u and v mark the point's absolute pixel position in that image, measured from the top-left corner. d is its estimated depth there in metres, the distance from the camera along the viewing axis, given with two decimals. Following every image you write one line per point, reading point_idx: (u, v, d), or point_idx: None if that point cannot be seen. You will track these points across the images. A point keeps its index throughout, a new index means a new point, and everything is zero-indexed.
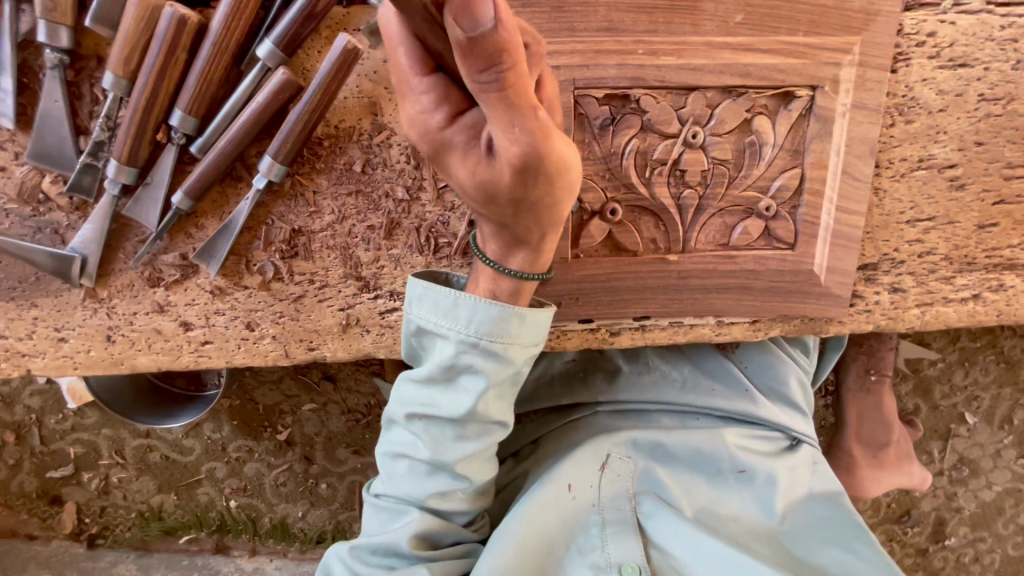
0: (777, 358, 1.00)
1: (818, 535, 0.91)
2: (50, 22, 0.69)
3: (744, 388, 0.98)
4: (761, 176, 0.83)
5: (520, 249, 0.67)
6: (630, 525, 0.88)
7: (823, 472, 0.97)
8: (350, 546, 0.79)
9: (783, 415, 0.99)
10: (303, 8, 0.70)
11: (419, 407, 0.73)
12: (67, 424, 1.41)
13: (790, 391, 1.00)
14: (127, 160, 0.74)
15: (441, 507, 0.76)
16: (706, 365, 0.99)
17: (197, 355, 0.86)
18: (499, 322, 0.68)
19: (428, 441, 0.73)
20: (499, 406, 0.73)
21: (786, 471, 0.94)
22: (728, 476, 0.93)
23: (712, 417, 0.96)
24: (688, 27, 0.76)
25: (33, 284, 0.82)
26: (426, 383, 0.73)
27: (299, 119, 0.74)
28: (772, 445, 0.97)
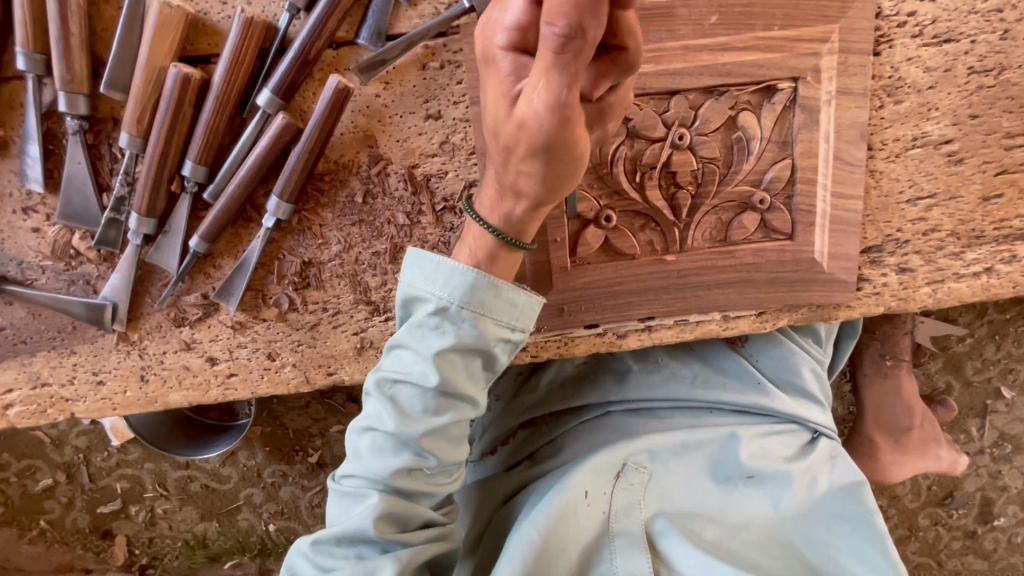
0: (787, 349, 1.00)
1: (831, 538, 0.90)
2: (69, 92, 0.75)
3: (757, 380, 0.98)
4: (751, 170, 0.83)
5: (511, 212, 0.67)
6: (639, 540, 0.85)
7: (844, 465, 0.95)
8: (312, 540, 0.72)
9: (798, 409, 0.98)
10: (297, 57, 0.75)
11: (389, 377, 0.70)
12: (113, 461, 1.49)
13: (803, 381, 1.00)
14: (147, 212, 0.80)
15: (407, 487, 0.71)
16: (715, 360, 1.01)
17: (224, 388, 0.91)
18: (473, 288, 0.67)
19: (393, 411, 0.69)
20: (467, 383, 0.70)
21: (802, 472, 0.92)
22: (742, 480, 0.91)
23: (724, 412, 0.97)
24: (664, 33, 0.78)
25: (70, 333, 0.87)
26: (403, 350, 0.70)
27: (299, 159, 0.78)
28: (787, 442, 0.96)
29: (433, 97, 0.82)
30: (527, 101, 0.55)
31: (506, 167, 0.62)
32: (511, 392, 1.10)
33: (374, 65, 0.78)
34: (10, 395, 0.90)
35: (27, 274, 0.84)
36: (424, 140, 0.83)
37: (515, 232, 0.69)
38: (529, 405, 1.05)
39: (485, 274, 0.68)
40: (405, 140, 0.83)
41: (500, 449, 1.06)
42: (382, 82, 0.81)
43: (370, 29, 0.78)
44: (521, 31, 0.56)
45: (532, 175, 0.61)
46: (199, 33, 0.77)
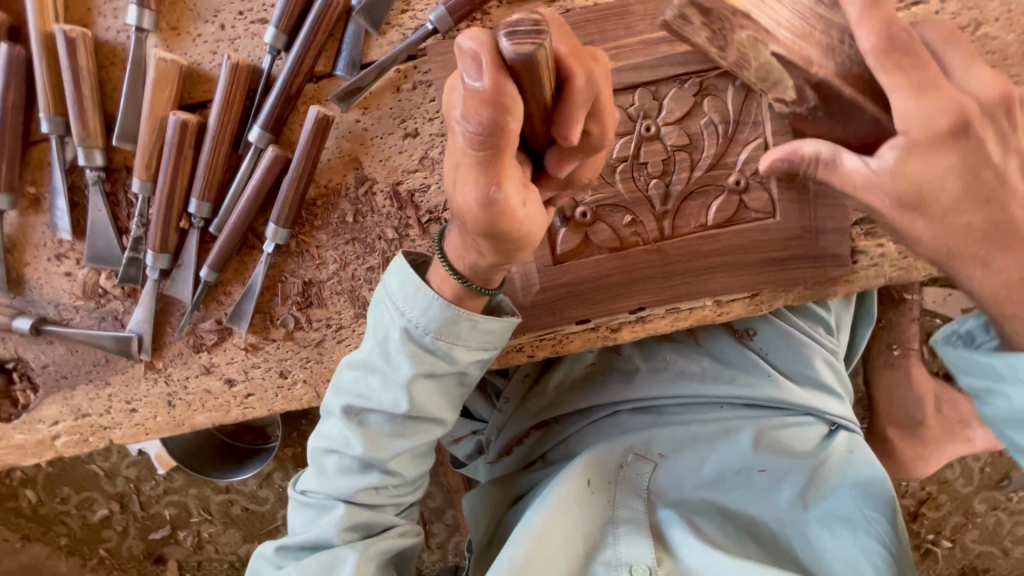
0: (797, 338, 0.97)
1: (833, 542, 0.83)
2: (86, 148, 0.83)
3: (766, 372, 0.95)
4: (724, 153, 0.84)
5: (473, 263, 0.61)
6: (643, 528, 0.85)
7: (861, 459, 0.91)
8: (276, 545, 0.75)
9: (810, 403, 0.95)
10: (282, 93, 0.82)
11: (355, 400, 0.71)
12: (161, 489, 1.59)
13: (816, 369, 0.97)
14: (161, 248, 0.87)
15: (372, 501, 0.74)
16: (724, 354, 0.98)
17: (243, 408, 0.97)
18: (439, 317, 0.65)
19: (359, 436, 0.71)
20: (437, 406, 0.71)
21: (812, 471, 0.88)
22: (751, 473, 0.89)
23: (735, 407, 0.94)
24: (622, 31, 0.81)
25: (104, 366, 0.95)
26: (369, 377, 0.70)
27: (290, 186, 0.84)
28: (800, 437, 0.93)
29: (409, 117, 0.87)
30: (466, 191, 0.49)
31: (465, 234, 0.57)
32: (522, 395, 1.07)
33: (351, 93, 0.83)
34: (57, 427, 0.98)
35: (64, 314, 0.93)
36: (404, 158, 0.88)
37: (483, 279, 0.63)
38: (543, 408, 1.03)
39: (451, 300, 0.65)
40: (388, 159, 0.88)
41: (515, 451, 1.06)
42: (361, 108, 0.87)
43: (345, 61, 0.84)
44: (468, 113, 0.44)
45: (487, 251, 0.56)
46: (194, 82, 0.85)
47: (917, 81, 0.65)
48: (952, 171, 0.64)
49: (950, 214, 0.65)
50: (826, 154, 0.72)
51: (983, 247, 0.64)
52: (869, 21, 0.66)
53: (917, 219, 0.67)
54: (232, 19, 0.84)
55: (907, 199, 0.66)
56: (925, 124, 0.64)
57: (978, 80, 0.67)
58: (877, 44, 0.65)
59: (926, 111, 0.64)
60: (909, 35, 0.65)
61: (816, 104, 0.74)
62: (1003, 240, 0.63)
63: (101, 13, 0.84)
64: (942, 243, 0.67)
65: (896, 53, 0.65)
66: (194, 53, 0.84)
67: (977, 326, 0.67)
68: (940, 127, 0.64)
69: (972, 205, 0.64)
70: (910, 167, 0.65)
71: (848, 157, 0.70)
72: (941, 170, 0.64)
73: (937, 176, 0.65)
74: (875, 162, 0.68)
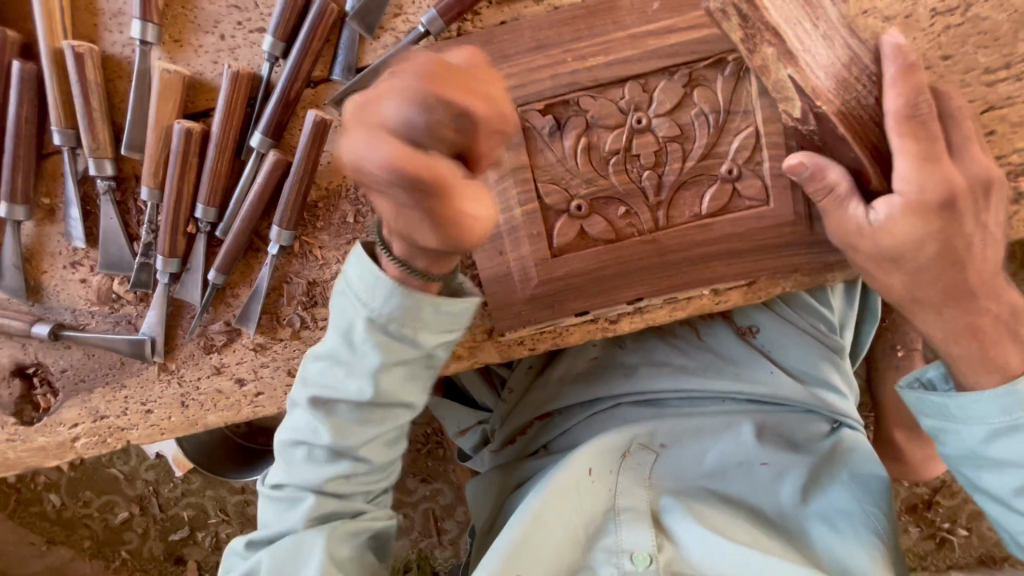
0: (797, 335, 0.99)
1: (831, 535, 0.84)
2: (97, 158, 0.87)
3: (768, 370, 0.97)
4: (715, 142, 0.85)
5: (432, 257, 0.65)
6: (644, 515, 0.86)
7: (864, 456, 0.93)
8: (247, 539, 0.78)
9: (815, 401, 0.96)
10: (281, 99, 0.84)
11: (321, 391, 0.73)
12: (179, 490, 1.64)
13: (817, 360, 0.99)
14: (171, 253, 0.90)
15: (342, 488, 0.76)
16: (725, 349, 0.99)
17: (253, 406, 1.00)
18: (397, 304, 0.67)
19: (328, 425, 0.73)
20: (403, 390, 0.73)
21: (813, 466, 0.90)
22: (752, 464, 0.90)
23: (738, 401, 0.95)
24: (610, 26, 0.82)
25: (120, 369, 0.99)
26: (332, 366, 0.72)
27: (292, 189, 0.87)
28: (801, 433, 0.94)
29: None
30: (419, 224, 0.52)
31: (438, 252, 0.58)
32: (525, 386, 1.09)
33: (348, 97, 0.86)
34: (77, 429, 1.02)
35: (80, 319, 0.96)
36: None
37: (434, 263, 0.66)
38: (546, 399, 1.05)
39: (407, 289, 0.67)
40: None
41: (519, 440, 1.08)
42: None
43: (341, 65, 0.86)
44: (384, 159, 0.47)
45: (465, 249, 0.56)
46: (197, 91, 0.88)
47: (922, 153, 0.75)
48: (930, 236, 0.74)
49: (916, 271, 0.76)
50: (843, 192, 0.77)
51: (940, 301, 0.77)
52: (901, 85, 0.74)
53: (892, 270, 0.78)
54: (231, 29, 0.86)
55: (884, 256, 0.77)
56: (919, 192, 0.74)
57: (974, 159, 0.76)
58: (901, 108, 0.74)
59: (923, 181, 0.74)
60: (929, 109, 0.75)
61: (816, 128, 0.78)
62: (955, 297, 0.76)
63: (106, 27, 0.86)
64: (908, 292, 0.78)
65: (913, 121, 0.74)
66: (196, 63, 0.87)
67: (937, 374, 0.81)
68: (929, 198, 0.74)
69: (938, 265, 0.75)
70: (897, 227, 0.75)
71: (852, 203, 0.78)
72: (920, 234, 0.74)
73: (917, 241, 0.75)
74: (870, 213, 0.77)
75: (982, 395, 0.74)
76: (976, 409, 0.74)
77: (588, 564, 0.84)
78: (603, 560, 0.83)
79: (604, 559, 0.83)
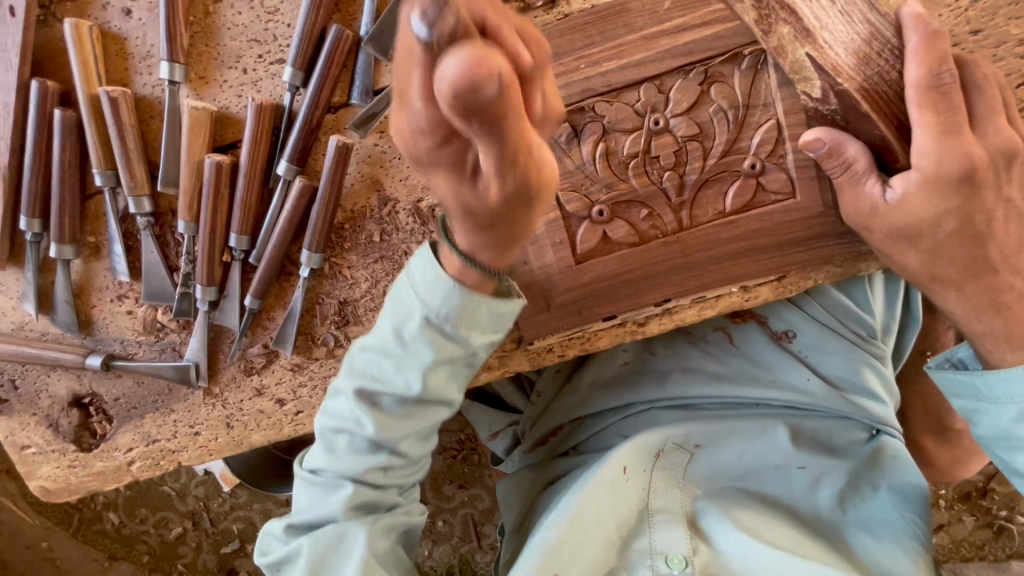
0: (839, 340, 0.94)
1: (872, 543, 0.83)
2: (136, 196, 0.91)
3: (806, 376, 0.93)
4: (736, 138, 0.84)
5: (490, 251, 0.63)
6: (678, 518, 0.85)
7: (905, 464, 0.91)
8: (286, 524, 0.79)
9: (854, 408, 0.92)
10: (304, 126, 0.87)
11: (368, 383, 0.75)
12: (227, 505, 1.70)
13: (860, 366, 0.94)
14: (208, 281, 0.94)
15: (383, 480, 0.78)
16: (760, 354, 0.96)
17: (294, 424, 1.03)
18: (453, 303, 0.67)
19: (374, 415, 0.74)
20: (446, 389, 0.75)
21: (852, 472, 0.89)
22: (788, 469, 0.89)
23: (773, 408, 0.93)
24: (622, 29, 0.82)
25: (168, 395, 1.03)
26: (384, 362, 0.73)
27: (319, 213, 0.90)
28: (841, 439, 0.93)
29: None
30: (492, 180, 0.48)
31: (507, 216, 0.54)
32: (554, 390, 1.09)
33: (368, 119, 0.88)
34: (131, 453, 1.07)
35: (129, 349, 1.01)
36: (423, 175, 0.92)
37: (486, 258, 0.64)
38: (577, 404, 1.05)
39: (461, 284, 0.67)
40: (407, 178, 0.93)
41: (550, 442, 1.08)
42: (378, 132, 0.91)
43: (359, 89, 0.88)
44: (467, 96, 0.37)
45: (529, 209, 0.53)
46: (224, 124, 0.91)
47: (944, 125, 0.70)
48: (948, 214, 0.71)
49: (940, 246, 0.73)
50: (860, 168, 0.74)
51: (960, 278, 0.74)
52: (923, 55, 0.70)
53: (907, 249, 0.75)
54: (253, 62, 0.89)
55: (903, 232, 0.74)
56: (937, 165, 0.70)
57: (998, 131, 0.71)
58: (922, 79, 0.70)
59: (942, 154, 0.70)
60: (953, 80, 0.70)
61: (837, 107, 0.75)
62: (975, 273, 0.74)
63: (136, 70, 0.90)
64: (925, 271, 0.76)
65: (935, 92, 0.70)
66: (222, 97, 0.90)
67: (969, 355, 0.79)
68: (949, 171, 0.70)
69: (956, 243, 0.73)
70: (913, 203, 0.72)
71: (869, 181, 0.74)
72: (937, 211, 0.72)
73: (935, 217, 0.72)
74: (887, 191, 0.74)
75: (1010, 372, 0.72)
76: (1003, 387, 0.72)
77: (625, 565, 0.84)
78: (640, 562, 0.83)
79: (638, 560, 0.83)
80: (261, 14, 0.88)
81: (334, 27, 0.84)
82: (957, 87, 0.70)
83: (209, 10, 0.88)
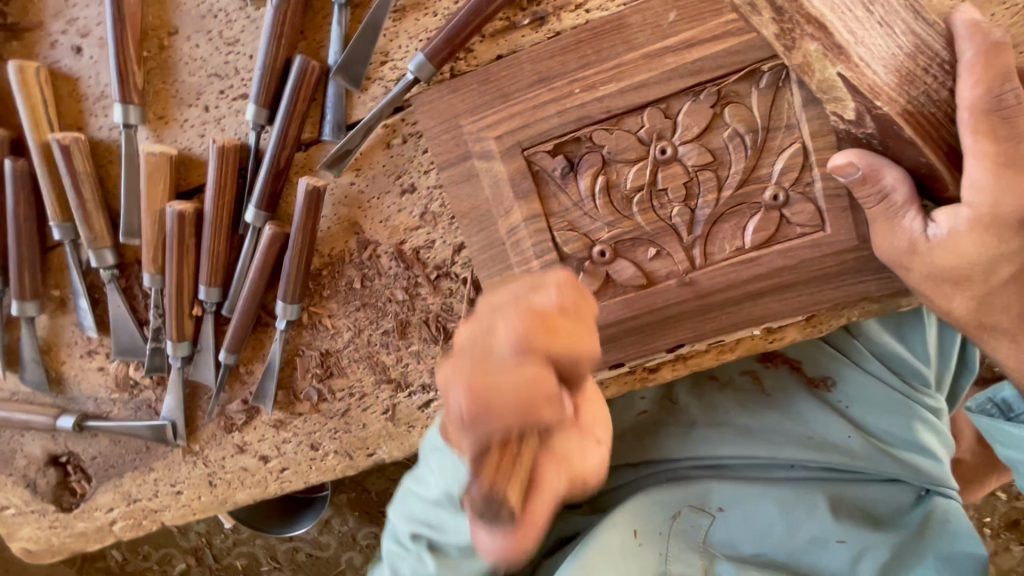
0: (883, 393, 0.88)
1: None
2: (96, 249, 0.84)
3: (845, 433, 0.87)
4: (755, 165, 0.73)
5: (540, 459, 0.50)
6: None
7: (957, 532, 0.83)
8: None
9: (903, 468, 0.86)
10: (271, 168, 0.79)
11: (422, 526, 0.72)
12: (230, 540, 1.64)
13: (904, 421, 0.88)
14: (179, 336, 0.87)
15: None
16: (795, 407, 0.89)
17: (280, 482, 0.96)
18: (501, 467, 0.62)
19: (432, 557, 0.70)
20: None
21: (897, 545, 0.81)
22: (826, 542, 0.81)
23: (809, 469, 0.86)
24: (621, 46, 0.72)
25: (146, 453, 0.97)
26: (436, 507, 0.71)
27: (292, 262, 0.82)
28: (884, 507, 0.86)
29: (404, 172, 0.82)
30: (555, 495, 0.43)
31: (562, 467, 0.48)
32: None
33: (341, 157, 0.79)
34: (113, 513, 1.01)
35: (103, 407, 0.95)
36: (405, 215, 0.83)
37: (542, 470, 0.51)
38: None
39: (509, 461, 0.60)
40: (388, 219, 0.84)
41: None
42: (353, 170, 0.83)
43: (330, 124, 0.79)
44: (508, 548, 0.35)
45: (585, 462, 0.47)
46: (188, 167, 0.83)
47: (1006, 154, 0.58)
48: (1005, 258, 0.61)
49: (993, 292, 0.63)
50: (899, 200, 0.63)
51: (1017, 328, 0.64)
52: (981, 71, 0.58)
53: (954, 294, 0.64)
54: (215, 98, 0.81)
55: (951, 276, 0.63)
56: (993, 204, 0.59)
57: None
58: (979, 100, 0.58)
59: (999, 191, 0.59)
60: (1019, 101, 0.57)
61: (875, 131, 0.63)
62: None
63: (91, 112, 0.83)
64: (976, 319, 0.65)
65: (996, 117, 0.58)
66: (183, 138, 0.83)
67: (1014, 396, 0.69)
68: (1007, 212, 0.59)
69: (1013, 289, 0.62)
70: (963, 245, 0.61)
71: (909, 214, 0.64)
72: (992, 254, 0.61)
73: (989, 261, 0.61)
74: (929, 226, 0.63)
75: None
76: None
77: None
78: None
79: None
80: (221, 45, 0.80)
81: (298, 57, 0.76)
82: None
83: (164, 43, 0.81)
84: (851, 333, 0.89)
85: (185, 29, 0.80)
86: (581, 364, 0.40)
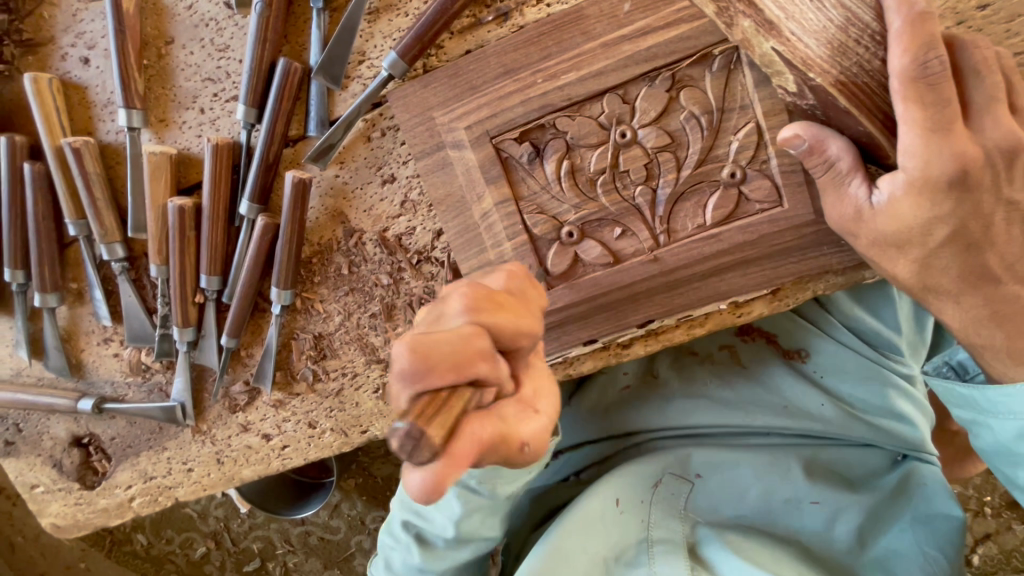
0: (857, 363, 0.90)
1: None
2: (108, 243, 0.91)
3: (818, 402, 0.89)
4: (713, 145, 0.77)
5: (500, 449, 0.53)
6: (680, 548, 0.79)
7: (934, 493, 0.84)
8: None
9: (877, 434, 0.89)
10: (262, 164, 0.85)
11: (412, 517, 0.79)
12: (247, 525, 1.73)
13: (880, 390, 0.90)
14: (184, 322, 0.94)
15: None
16: (770, 379, 0.92)
17: (282, 458, 1.02)
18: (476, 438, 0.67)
19: (418, 548, 0.78)
20: (483, 528, 0.76)
21: (871, 507, 0.83)
22: (800, 503, 0.83)
23: (783, 436, 0.89)
24: (580, 37, 0.76)
25: (159, 433, 1.05)
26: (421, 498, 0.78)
27: (283, 249, 0.88)
28: (859, 472, 0.88)
29: (383, 164, 0.88)
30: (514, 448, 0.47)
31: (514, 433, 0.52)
32: None
33: (324, 151, 0.85)
34: (131, 490, 1.09)
35: (119, 390, 1.03)
36: (386, 204, 0.89)
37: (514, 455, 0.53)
38: (572, 431, 1.00)
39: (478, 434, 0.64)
40: (371, 208, 0.90)
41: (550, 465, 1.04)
42: (337, 163, 0.89)
43: (315, 121, 0.85)
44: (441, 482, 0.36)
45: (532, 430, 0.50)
46: (188, 166, 0.90)
47: (933, 119, 0.61)
48: (941, 220, 0.63)
49: (932, 255, 0.66)
50: (844, 168, 0.66)
51: (959, 289, 0.67)
52: (908, 40, 0.60)
53: (897, 257, 0.67)
54: (209, 101, 0.88)
55: (892, 241, 0.66)
56: (925, 167, 0.62)
57: (997, 124, 0.62)
58: (906, 67, 0.60)
59: (930, 155, 0.61)
60: (944, 67, 0.60)
61: (816, 103, 0.67)
62: (975, 283, 0.66)
63: (99, 118, 0.91)
64: (920, 281, 0.68)
65: (922, 84, 0.60)
66: (182, 139, 0.90)
67: (968, 359, 0.73)
68: (938, 175, 0.62)
69: (951, 252, 0.65)
70: (901, 210, 0.64)
71: (854, 182, 0.66)
72: (928, 217, 0.63)
73: (925, 224, 0.64)
74: (873, 194, 0.65)
75: (1012, 390, 0.66)
76: (1005, 403, 0.67)
77: None
78: None
79: None
80: (213, 52, 0.87)
81: (281, 60, 0.82)
82: (950, 75, 0.60)
83: (162, 52, 0.88)
84: (823, 307, 0.92)
85: (180, 38, 0.87)
86: (524, 335, 0.49)
